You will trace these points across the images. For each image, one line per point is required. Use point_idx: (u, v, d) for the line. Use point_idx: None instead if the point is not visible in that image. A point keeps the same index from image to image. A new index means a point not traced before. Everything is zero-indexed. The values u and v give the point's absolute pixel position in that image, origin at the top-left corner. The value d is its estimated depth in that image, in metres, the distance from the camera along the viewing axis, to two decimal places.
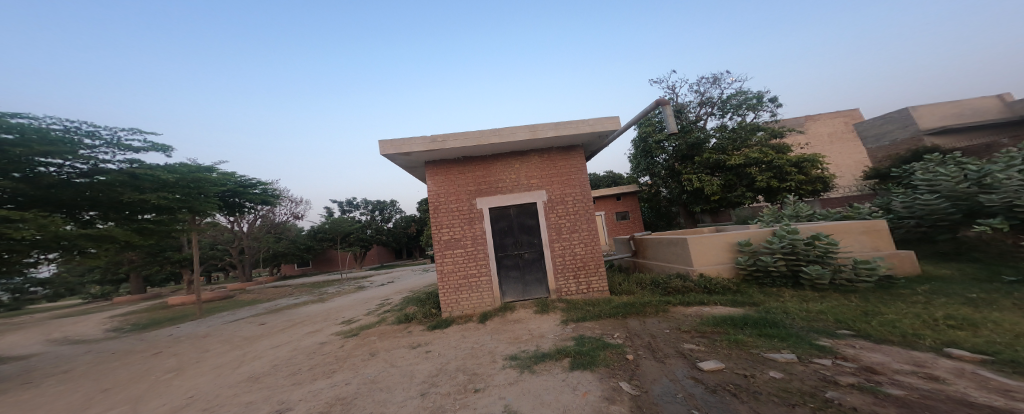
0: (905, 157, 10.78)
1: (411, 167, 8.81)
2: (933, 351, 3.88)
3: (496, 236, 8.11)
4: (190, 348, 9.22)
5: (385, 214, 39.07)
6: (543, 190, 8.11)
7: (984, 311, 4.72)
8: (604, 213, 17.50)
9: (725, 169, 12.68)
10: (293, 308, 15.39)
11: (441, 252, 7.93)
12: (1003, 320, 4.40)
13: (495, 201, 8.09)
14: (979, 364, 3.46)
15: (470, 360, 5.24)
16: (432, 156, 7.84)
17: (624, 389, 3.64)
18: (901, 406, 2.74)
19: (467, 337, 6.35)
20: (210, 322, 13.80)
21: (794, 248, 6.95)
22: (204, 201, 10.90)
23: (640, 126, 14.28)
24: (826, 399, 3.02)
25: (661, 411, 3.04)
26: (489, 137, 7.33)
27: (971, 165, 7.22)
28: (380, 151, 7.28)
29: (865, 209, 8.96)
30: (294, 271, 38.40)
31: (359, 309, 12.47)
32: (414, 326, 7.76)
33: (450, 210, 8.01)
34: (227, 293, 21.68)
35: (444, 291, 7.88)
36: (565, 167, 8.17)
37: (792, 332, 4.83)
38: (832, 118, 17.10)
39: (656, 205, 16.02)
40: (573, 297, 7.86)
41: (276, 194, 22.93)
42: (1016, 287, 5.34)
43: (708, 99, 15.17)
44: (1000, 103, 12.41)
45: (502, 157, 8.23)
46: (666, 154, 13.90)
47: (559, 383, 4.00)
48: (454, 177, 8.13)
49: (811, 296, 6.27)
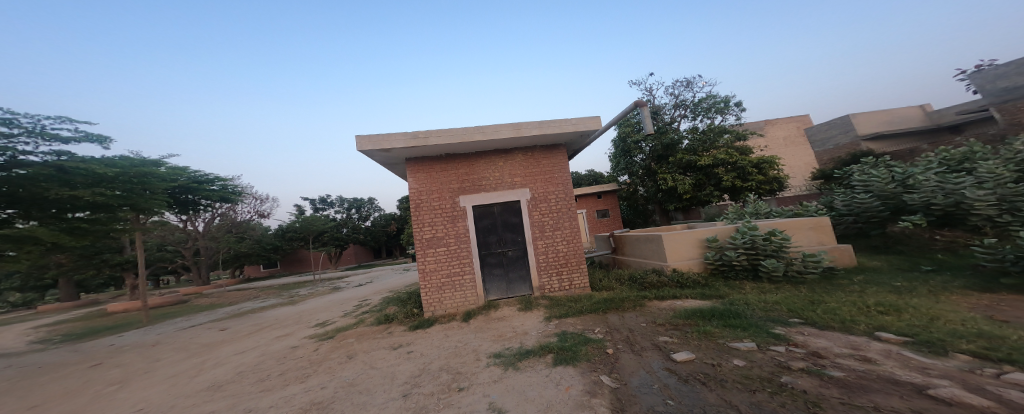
0: (845, 160, 12.11)
1: (391, 164, 8.60)
2: (866, 335, 4.50)
3: (480, 234, 8.16)
4: (137, 358, 8.50)
5: (363, 212, 37.77)
6: (525, 188, 8.23)
7: (905, 297, 5.51)
8: (586, 211, 18.07)
9: (696, 169, 13.47)
10: (258, 311, 14.53)
11: (423, 251, 7.86)
12: (920, 305, 5.16)
13: (477, 199, 8.12)
14: (901, 345, 4.07)
15: (454, 359, 5.34)
16: (413, 152, 7.71)
17: (605, 382, 3.91)
18: (842, 387, 3.19)
19: (450, 336, 6.41)
20: (160, 330, 12.69)
21: (753, 243, 7.64)
22: (150, 199, 10.01)
23: (620, 126, 14.83)
24: (782, 383, 3.45)
25: (638, 403, 3.32)
26: (472, 135, 7.33)
27: (898, 168, 8.29)
28: (357, 146, 7.04)
29: (812, 207, 9.97)
30: (259, 273, 36.16)
31: (333, 311, 12.05)
32: (394, 327, 7.68)
33: (432, 207, 7.93)
34: (179, 298, 19.90)
35: (426, 291, 7.85)
36: (547, 166, 8.34)
37: (752, 322, 5.36)
38: (787, 123, 18.68)
39: (635, 203, 16.67)
40: (556, 293, 8.13)
41: (237, 191, 21.39)
42: (930, 276, 6.26)
43: (681, 101, 15.94)
44: (921, 113, 14.20)
45: (486, 156, 8.26)
46: (643, 154, 14.54)
47: (542, 378, 4.20)
48: (436, 175, 8.05)
49: (768, 287, 6.95)
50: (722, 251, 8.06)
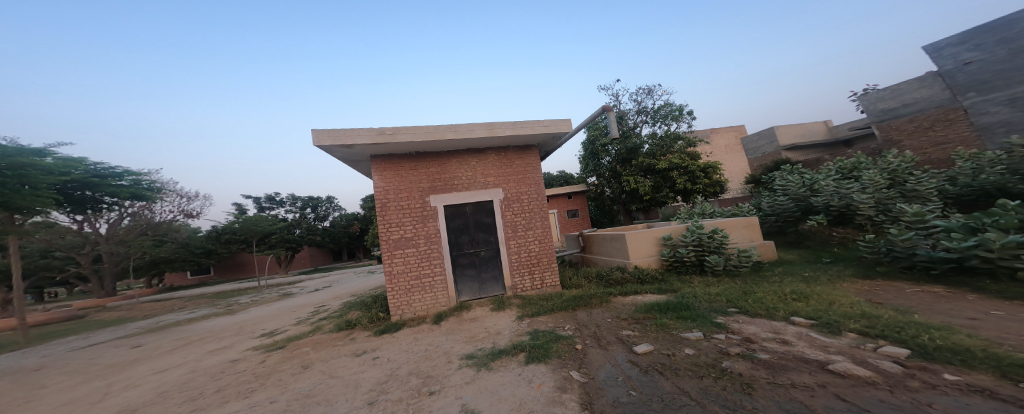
0: (770, 166, 14.11)
1: (355, 161, 8.12)
2: (784, 320, 5.41)
3: (451, 234, 8.10)
4: (20, 384, 7.07)
5: (320, 212, 34.80)
6: (497, 188, 8.31)
7: (813, 286, 6.67)
8: (556, 211, 18.77)
9: (654, 172, 14.64)
10: (187, 324, 12.82)
11: (390, 252, 7.59)
12: (824, 292, 6.29)
13: (448, 198, 8.02)
14: (809, 327, 4.97)
15: (424, 363, 5.31)
16: (378, 149, 7.37)
17: (574, 378, 4.24)
18: (767, 367, 3.84)
19: (420, 340, 6.33)
20: (48, 351, 10.56)
21: (701, 240, 8.59)
22: (32, 195, 8.24)
23: (588, 129, 15.56)
24: (723, 368, 4.04)
25: (605, 395, 3.67)
26: (444, 133, 7.21)
27: (808, 175, 9.86)
28: (315, 141, 6.53)
29: (746, 207, 11.45)
30: (188, 280, 31.74)
31: (281, 319, 11.08)
32: (357, 332, 7.34)
33: (401, 207, 7.68)
34: (75, 313, 16.67)
35: (393, 294, 7.62)
36: (519, 166, 8.50)
37: (699, 313, 6.12)
38: (728, 132, 21.02)
39: (601, 203, 17.67)
40: (527, 292, 8.39)
41: (155, 187, 18.39)
42: (829, 267, 7.64)
43: (643, 108, 17.13)
44: (824, 126, 16.92)
45: (458, 155, 8.18)
46: (609, 157, 15.45)
47: (515, 377, 4.40)
48: (405, 173, 7.80)
49: (712, 281, 7.91)
50: (675, 248, 8.89)
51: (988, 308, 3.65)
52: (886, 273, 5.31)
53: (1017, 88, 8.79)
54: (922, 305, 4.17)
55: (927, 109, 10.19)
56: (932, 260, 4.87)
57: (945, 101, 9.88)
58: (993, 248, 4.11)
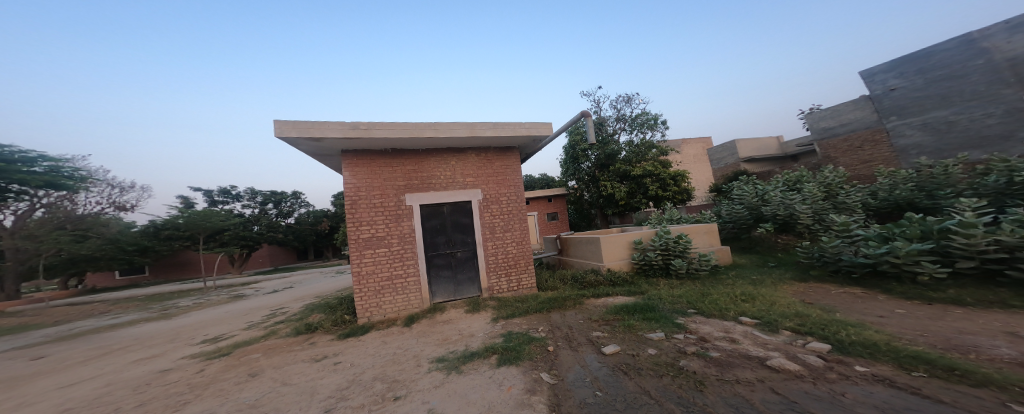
0: (729, 176, 15.25)
1: (324, 155, 7.66)
2: (734, 320, 5.83)
3: (427, 234, 7.89)
4: None
5: (283, 208, 32.56)
6: (476, 188, 8.22)
7: (759, 287, 7.27)
8: (536, 213, 18.96)
9: (630, 178, 15.21)
10: (110, 330, 11.36)
11: (359, 252, 7.25)
12: (769, 293, 6.88)
13: (424, 197, 7.82)
14: (755, 326, 5.39)
15: (390, 367, 5.12)
16: (349, 145, 7.04)
17: (544, 379, 4.28)
18: (719, 365, 4.12)
19: (388, 343, 6.10)
20: None
21: (667, 245, 9.01)
22: None
23: (569, 134, 15.92)
24: (681, 366, 4.29)
25: (573, 396, 3.74)
26: (422, 131, 7.04)
27: (759, 186, 10.74)
28: (278, 133, 6.10)
29: (708, 214, 12.22)
30: (121, 280, 28.28)
31: (226, 324, 10.18)
32: (317, 336, 6.94)
33: (373, 206, 7.38)
34: None
35: (360, 296, 7.27)
36: (498, 167, 8.47)
37: (663, 314, 6.45)
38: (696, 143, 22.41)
39: (580, 207, 18.13)
40: (503, 294, 8.34)
41: (80, 176, 16.20)
42: (773, 271, 8.37)
43: (621, 115, 17.72)
44: (775, 142, 18.56)
45: (436, 154, 8.02)
46: (589, 162, 15.90)
47: (485, 380, 4.37)
48: (380, 170, 7.51)
49: (675, 283, 8.36)
50: (645, 253, 9.27)
51: (892, 307, 4.18)
52: (818, 276, 5.90)
53: (928, 114, 9.52)
54: (843, 304, 4.66)
55: (859, 131, 11.47)
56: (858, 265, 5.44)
57: (872, 123, 11.07)
58: (907, 255, 4.62)
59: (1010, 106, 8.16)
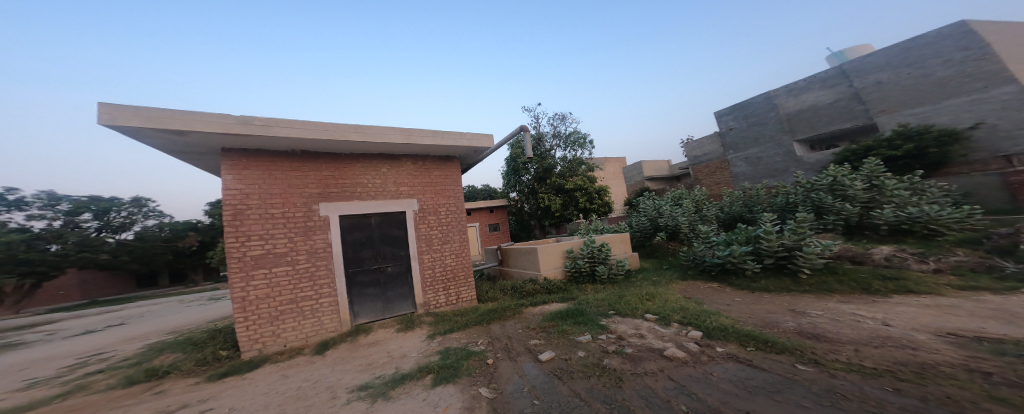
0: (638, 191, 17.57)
1: (183, 154, 5.29)
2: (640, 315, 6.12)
3: (348, 248, 5.76)
4: None
5: None
6: (410, 199, 6.41)
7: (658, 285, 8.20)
8: (478, 224, 18.66)
9: (564, 192, 16.01)
10: None
11: (245, 275, 4.83)
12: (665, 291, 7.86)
13: (344, 208, 5.74)
14: (656, 320, 5.72)
15: (289, 404, 3.48)
16: (236, 141, 4.68)
17: (484, 395, 3.42)
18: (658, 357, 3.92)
19: (280, 375, 4.24)
20: None
21: (593, 253, 9.73)
22: None
23: (511, 146, 16.40)
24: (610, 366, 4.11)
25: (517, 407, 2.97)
26: (348, 133, 5.07)
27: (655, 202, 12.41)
28: (95, 118, 3.62)
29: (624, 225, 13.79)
30: None
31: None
32: (132, 379, 4.39)
33: (270, 216, 5.09)
34: None
35: (245, 330, 4.77)
36: (435, 176, 6.74)
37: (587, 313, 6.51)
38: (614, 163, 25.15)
39: (520, 218, 18.60)
40: (442, 309, 6.48)
41: None
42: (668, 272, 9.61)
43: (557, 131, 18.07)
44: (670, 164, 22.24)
45: (365, 158, 6.06)
46: (529, 174, 16.52)
47: (418, 404, 3.21)
48: (285, 175, 5.30)
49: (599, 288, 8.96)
50: (576, 261, 9.67)
51: (725, 301, 5.21)
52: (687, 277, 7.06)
53: (748, 150, 12.32)
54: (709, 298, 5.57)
55: (711, 158, 13.52)
56: (706, 263, 6.75)
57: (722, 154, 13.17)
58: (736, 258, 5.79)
59: (788, 148, 11.12)
